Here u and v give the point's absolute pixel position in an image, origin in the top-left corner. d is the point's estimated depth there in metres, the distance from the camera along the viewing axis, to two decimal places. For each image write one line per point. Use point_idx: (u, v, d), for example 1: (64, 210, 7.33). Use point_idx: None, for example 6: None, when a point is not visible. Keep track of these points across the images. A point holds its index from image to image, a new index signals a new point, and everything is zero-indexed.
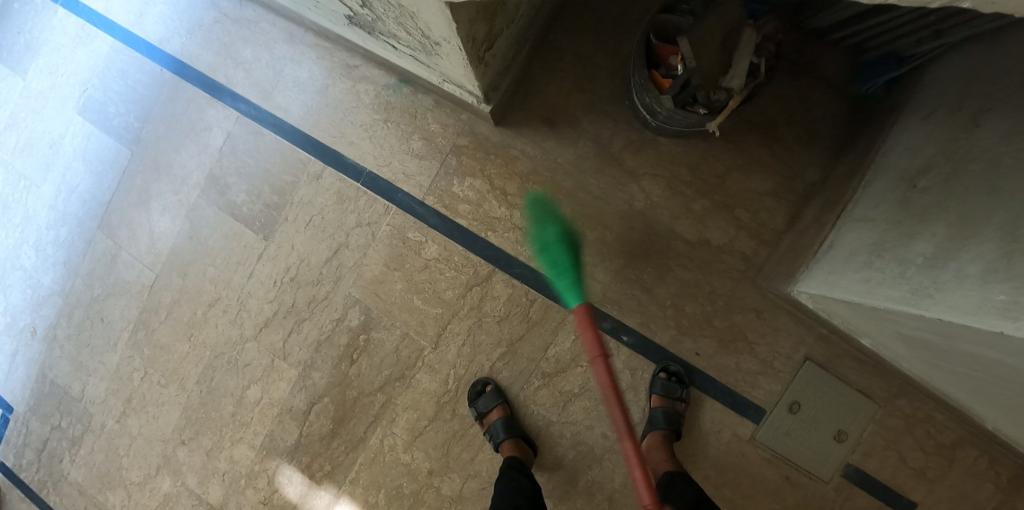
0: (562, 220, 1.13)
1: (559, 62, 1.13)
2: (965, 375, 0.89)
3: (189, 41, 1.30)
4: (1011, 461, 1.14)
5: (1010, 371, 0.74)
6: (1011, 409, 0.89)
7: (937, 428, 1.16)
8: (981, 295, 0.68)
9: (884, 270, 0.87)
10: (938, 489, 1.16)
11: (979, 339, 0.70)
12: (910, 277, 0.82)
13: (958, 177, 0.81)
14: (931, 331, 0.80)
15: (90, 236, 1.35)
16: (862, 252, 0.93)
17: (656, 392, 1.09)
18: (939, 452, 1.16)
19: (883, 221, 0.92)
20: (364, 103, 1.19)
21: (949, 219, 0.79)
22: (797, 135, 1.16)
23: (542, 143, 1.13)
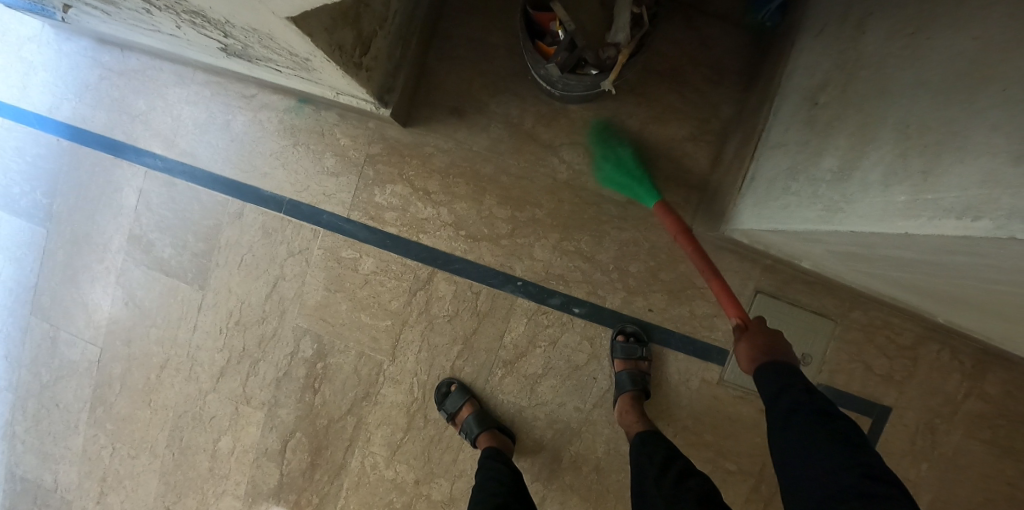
0: (491, 207, 1.12)
1: (454, 51, 1.11)
2: (899, 278, 0.90)
3: (80, 104, 1.25)
4: (970, 347, 1.19)
5: (928, 266, 0.76)
6: (947, 300, 0.92)
7: (895, 331, 1.20)
8: (886, 200, 0.68)
9: (800, 192, 0.87)
10: (909, 389, 1.20)
11: (889, 241, 0.71)
12: (823, 195, 0.81)
13: (850, 88, 0.82)
14: (852, 243, 0.80)
15: (24, 323, 1.29)
16: (779, 179, 0.93)
17: (618, 356, 1.10)
18: (902, 354, 1.20)
19: (794, 144, 0.93)
20: (269, 131, 1.17)
21: (848, 131, 0.80)
22: (704, 76, 1.16)
23: (455, 135, 1.12)
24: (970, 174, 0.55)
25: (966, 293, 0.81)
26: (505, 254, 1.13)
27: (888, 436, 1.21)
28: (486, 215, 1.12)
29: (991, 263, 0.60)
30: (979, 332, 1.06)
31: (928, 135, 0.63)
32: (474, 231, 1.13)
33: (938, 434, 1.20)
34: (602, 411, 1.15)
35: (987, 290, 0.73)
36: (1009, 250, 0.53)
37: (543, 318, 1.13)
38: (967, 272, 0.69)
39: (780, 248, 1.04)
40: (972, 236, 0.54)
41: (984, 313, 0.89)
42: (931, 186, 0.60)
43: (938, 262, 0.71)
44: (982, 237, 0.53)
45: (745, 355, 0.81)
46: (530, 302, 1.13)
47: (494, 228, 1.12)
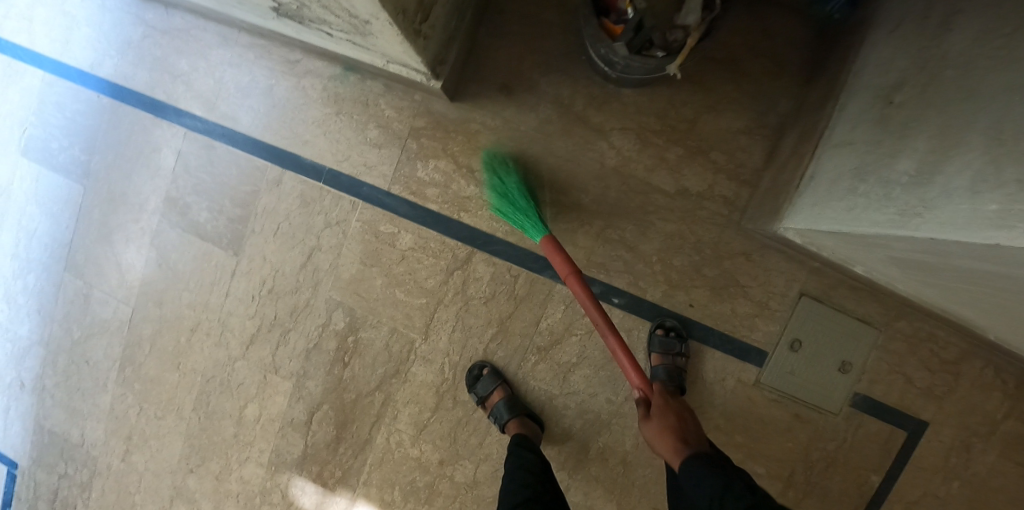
0: (535, 190, 1.09)
1: (507, 26, 1.08)
2: (966, 292, 0.85)
3: (121, 61, 1.23)
4: (1016, 368, 1.14)
5: (1008, 282, 0.71)
6: (1015, 318, 0.86)
7: (939, 345, 1.16)
8: (970, 207, 0.63)
9: (870, 194, 0.82)
10: (947, 404, 1.16)
11: (971, 252, 0.65)
12: (897, 198, 0.76)
13: (933, 87, 0.77)
14: (923, 251, 0.76)
15: (59, 278, 1.30)
16: (845, 179, 0.89)
17: (655, 350, 1.08)
18: (944, 368, 1.16)
19: (863, 144, 0.88)
20: (312, 98, 1.14)
21: (928, 133, 0.75)
22: (764, 67, 1.10)
23: (503, 113, 1.08)
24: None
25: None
26: (547, 238, 1.10)
27: (923, 451, 1.17)
28: (530, 198, 1.09)
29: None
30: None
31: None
32: None
33: (973, 452, 1.16)
34: (633, 404, 1.12)
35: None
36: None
37: (581, 307, 1.11)
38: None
39: (836, 251, 0.99)
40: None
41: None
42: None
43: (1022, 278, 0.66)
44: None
45: (656, 438, 0.87)
46: (569, 290, 1.10)
47: (537, 211, 1.09)
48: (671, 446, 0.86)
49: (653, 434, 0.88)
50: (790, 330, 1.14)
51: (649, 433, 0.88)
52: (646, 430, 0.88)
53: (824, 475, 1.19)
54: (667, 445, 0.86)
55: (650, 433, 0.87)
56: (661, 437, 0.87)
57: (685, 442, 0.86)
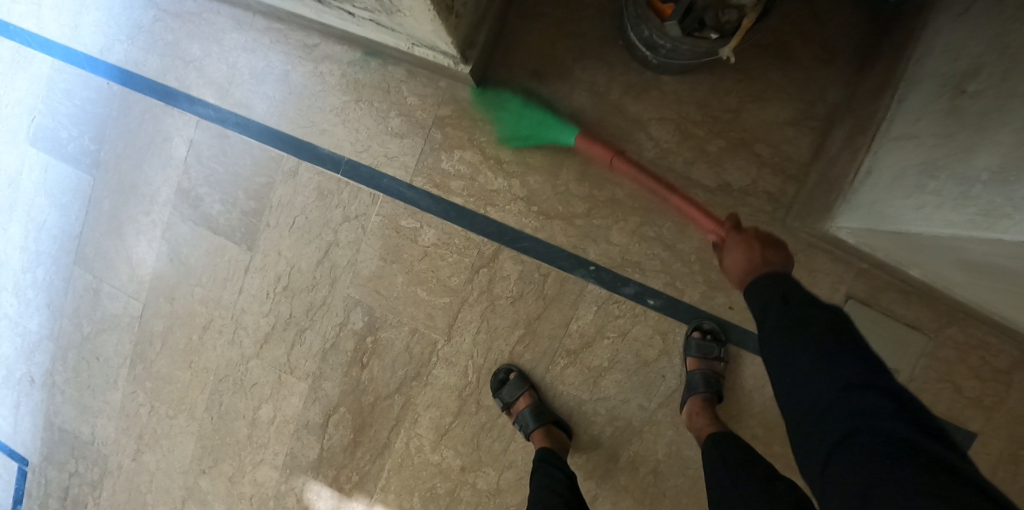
0: (567, 183, 1.02)
1: (539, 8, 1.01)
2: None
3: (132, 46, 1.18)
4: None
5: None
6: None
7: (992, 353, 1.08)
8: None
9: (942, 192, 0.72)
10: (997, 415, 1.08)
11: None
12: (977, 196, 0.66)
13: (1015, 72, 0.67)
14: (1002, 256, 0.66)
15: (68, 272, 1.25)
16: (912, 175, 0.79)
17: (692, 354, 1.00)
18: (996, 377, 1.08)
19: (931, 136, 0.77)
20: (331, 85, 1.08)
21: (1012, 123, 0.64)
22: (813, 53, 1.02)
23: (533, 101, 1.02)
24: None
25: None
26: (579, 235, 1.03)
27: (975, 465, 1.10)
28: (562, 191, 1.03)
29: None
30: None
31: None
32: (547, 207, 1.03)
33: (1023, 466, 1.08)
34: (667, 412, 1.06)
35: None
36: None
37: (614, 308, 1.04)
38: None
39: (898, 251, 0.90)
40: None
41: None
42: None
43: None
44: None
45: (738, 264, 0.75)
46: (601, 290, 1.04)
47: (569, 206, 1.03)
48: (750, 264, 0.73)
49: (733, 258, 0.76)
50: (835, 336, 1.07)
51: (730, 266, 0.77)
52: (728, 265, 0.78)
53: None
54: (742, 264, 0.74)
55: (729, 260, 0.77)
56: (743, 260, 0.74)
57: (763, 258, 0.73)
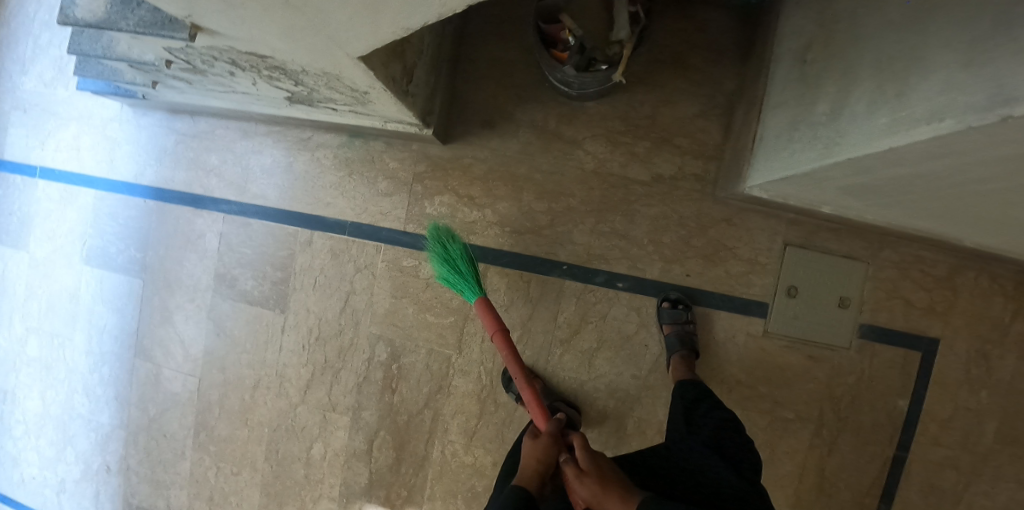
0: (529, 203, 1.24)
1: (478, 71, 1.26)
2: (911, 203, 0.93)
3: (161, 167, 1.43)
4: (1009, 271, 1.30)
5: (933, 182, 0.80)
6: (968, 216, 0.94)
7: (929, 265, 1.30)
8: (872, 125, 0.74)
9: (803, 138, 0.92)
10: (953, 317, 1.32)
11: (886, 162, 0.76)
12: (820, 135, 0.87)
13: (832, 39, 0.89)
14: (853, 173, 0.85)
15: (130, 365, 1.45)
16: (784, 131, 1.00)
17: (665, 320, 1.19)
18: (941, 284, 1.30)
19: (791, 100, 0.99)
20: (327, 166, 1.33)
21: (832, 77, 0.86)
22: (703, 57, 1.23)
23: (489, 144, 1.25)
24: (949, 78, 0.61)
25: (980, 202, 0.84)
26: (549, 243, 1.24)
27: (924, 358, 1.32)
28: (527, 210, 1.24)
29: (981, 158, 0.65)
30: (1015, 242, 1.09)
31: (902, 57, 0.70)
32: (518, 226, 1.25)
33: (992, 358, 1.32)
34: (658, 376, 1.23)
35: (997, 193, 0.77)
36: (987, 140, 0.59)
37: (591, 296, 1.24)
38: (968, 177, 0.73)
39: (800, 197, 1.10)
40: (951, 134, 0.61)
41: (1006, 222, 0.92)
42: (907, 103, 0.68)
43: (936, 173, 0.75)
44: (961, 135, 0.60)
45: (592, 498, 0.80)
46: (577, 283, 1.24)
47: (535, 221, 1.24)
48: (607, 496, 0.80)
49: (584, 491, 0.80)
50: (785, 280, 1.25)
51: (588, 496, 0.80)
52: (581, 492, 0.81)
53: (852, 408, 1.31)
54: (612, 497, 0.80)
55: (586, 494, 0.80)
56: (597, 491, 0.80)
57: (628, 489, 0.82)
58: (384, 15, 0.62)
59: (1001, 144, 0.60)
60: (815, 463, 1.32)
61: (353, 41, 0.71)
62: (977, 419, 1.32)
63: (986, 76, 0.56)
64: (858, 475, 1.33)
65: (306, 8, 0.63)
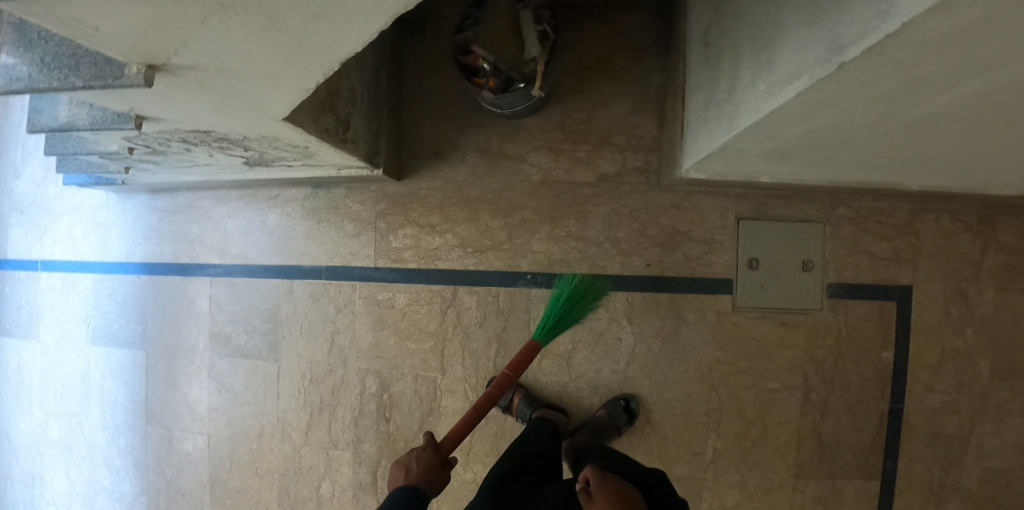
0: (486, 221, 1.31)
1: (419, 107, 1.34)
2: (830, 158, 0.97)
3: (149, 243, 1.54)
4: (967, 208, 1.32)
5: (832, 135, 0.84)
6: (890, 160, 0.98)
7: (886, 215, 1.32)
8: (757, 93, 0.79)
9: (714, 116, 0.97)
10: (922, 262, 1.33)
11: (778, 124, 0.80)
12: (724, 111, 0.92)
13: (722, 22, 0.95)
14: (761, 140, 0.89)
15: (143, 433, 1.53)
16: (701, 113, 1.05)
17: (604, 410, 1.25)
18: (903, 232, 1.32)
19: (702, 82, 1.05)
20: (296, 217, 1.41)
21: (725, 56, 0.92)
22: (627, 56, 1.29)
23: (440, 173, 1.33)
24: (799, 39, 0.66)
25: (892, 144, 0.87)
26: (510, 255, 1.30)
27: (900, 307, 1.33)
28: (485, 229, 1.31)
29: (854, 105, 0.70)
30: (954, 176, 1.11)
31: (766, 27, 0.76)
32: (479, 244, 1.31)
33: (970, 296, 1.33)
34: (636, 366, 1.29)
35: (896, 132, 0.80)
36: (842, 88, 0.64)
37: None
38: (860, 123, 0.77)
39: (735, 171, 1.14)
40: (808, 90, 0.66)
41: (926, 158, 0.96)
42: (776, 67, 0.73)
43: (826, 126, 0.80)
44: (816, 88, 0.65)
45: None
46: (543, 290, 1.29)
47: (494, 237, 1.30)
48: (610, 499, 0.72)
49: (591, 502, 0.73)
50: (743, 253, 1.28)
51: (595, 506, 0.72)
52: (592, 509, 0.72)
53: (838, 369, 1.32)
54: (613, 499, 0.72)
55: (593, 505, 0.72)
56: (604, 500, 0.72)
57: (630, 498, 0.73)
58: (285, 81, 0.70)
59: (857, 89, 0.64)
60: (811, 430, 1.32)
61: (270, 105, 0.79)
62: (965, 358, 1.33)
63: (821, 33, 0.61)
64: (857, 434, 1.32)
65: (218, 85, 0.72)
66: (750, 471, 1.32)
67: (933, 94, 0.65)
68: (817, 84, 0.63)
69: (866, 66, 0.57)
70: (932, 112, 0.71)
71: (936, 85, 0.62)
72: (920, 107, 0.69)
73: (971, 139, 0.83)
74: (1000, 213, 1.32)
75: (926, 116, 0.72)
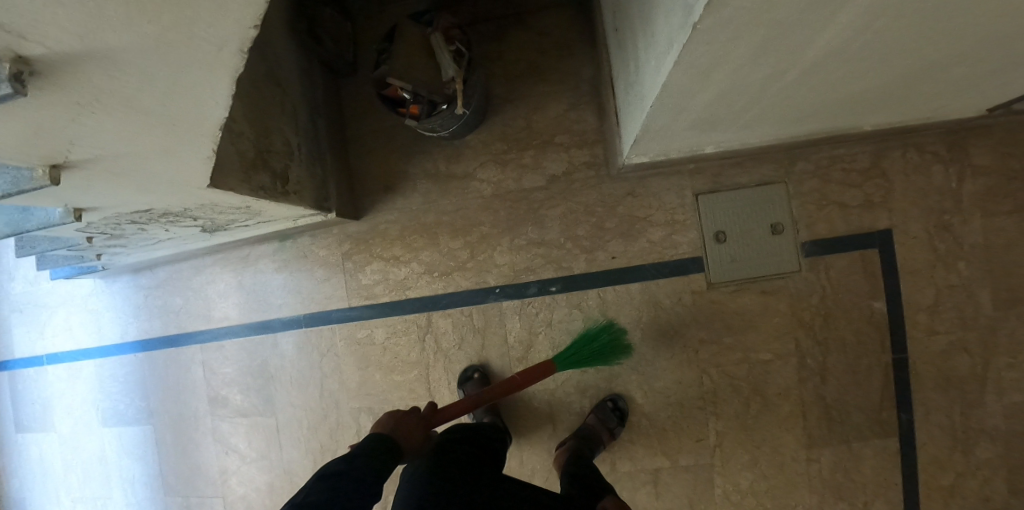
0: (447, 243, 1.32)
1: (365, 145, 1.37)
2: (761, 116, 0.96)
3: (140, 321, 1.59)
4: (933, 138, 1.27)
5: (746, 94, 0.82)
6: (822, 105, 0.95)
7: (849, 162, 1.28)
8: (654, 66, 0.79)
9: (634, 97, 0.97)
10: (896, 202, 1.28)
11: (683, 93, 0.79)
12: (639, 88, 0.92)
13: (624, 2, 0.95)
14: (677, 112, 0.88)
15: (163, 504, 1.57)
16: (627, 96, 1.05)
17: (594, 413, 1.23)
18: (870, 175, 1.28)
19: (622, 65, 1.05)
20: (269, 272, 1.44)
21: (632, 35, 0.92)
22: (555, 56, 1.30)
23: (394, 204, 1.34)
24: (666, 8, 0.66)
25: (813, 89, 0.85)
26: (476, 273, 1.30)
27: (883, 252, 1.28)
28: (447, 251, 1.32)
29: (740, 62, 0.68)
30: (903, 108, 1.07)
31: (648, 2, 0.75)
32: (444, 267, 1.32)
33: (955, 228, 1.28)
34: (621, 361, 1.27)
35: (807, 78, 0.78)
36: (713, 49, 0.63)
37: (531, 309, 1.28)
38: (762, 77, 0.75)
39: (678, 148, 1.13)
40: (683, 56, 0.65)
41: (856, 96, 0.93)
42: (661, 39, 0.72)
43: (733, 87, 0.78)
44: (690, 54, 0.64)
45: None
46: (514, 301, 1.29)
47: (458, 258, 1.31)
48: None
49: None
50: (708, 228, 1.26)
51: None
52: None
53: (829, 326, 1.26)
54: None
55: None
56: None
57: None
58: (186, 150, 0.72)
59: (730, 47, 0.63)
60: (814, 395, 1.27)
61: (183, 176, 0.81)
62: (962, 292, 1.27)
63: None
64: (862, 391, 1.27)
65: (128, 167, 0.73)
66: (758, 448, 1.26)
67: (811, 36, 0.63)
68: (684, 50, 0.63)
69: (719, 24, 0.56)
70: (828, 52, 0.69)
71: (808, 26, 0.60)
72: (810, 50, 0.67)
73: (889, 69, 0.80)
74: (969, 136, 1.26)
75: (823, 57, 0.70)
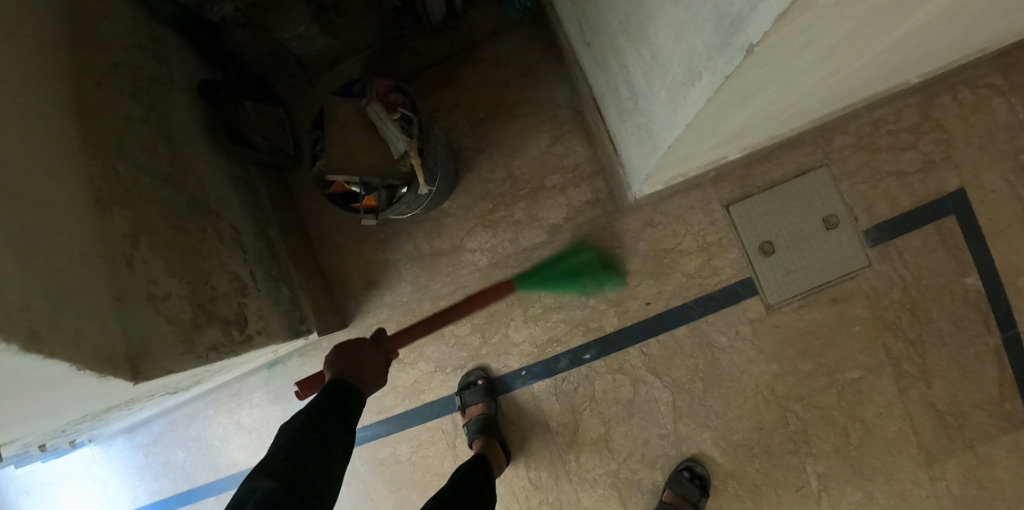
0: (453, 331, 1.13)
1: (334, 241, 1.18)
2: (798, 113, 0.76)
3: (147, 483, 1.39)
4: (986, 67, 1.05)
5: (787, 102, 0.63)
6: (871, 79, 0.75)
7: (895, 121, 1.06)
8: (662, 100, 0.60)
9: (635, 129, 0.78)
10: (964, 153, 1.06)
11: (711, 126, 0.60)
12: (641, 123, 0.73)
13: (592, 18, 0.77)
14: (700, 142, 0.68)
15: None
16: (620, 124, 0.85)
17: (671, 488, 1.03)
18: (925, 130, 1.06)
19: (607, 88, 0.86)
20: (267, 403, 1.28)
21: (614, 59, 0.73)
22: (521, 88, 1.10)
23: (383, 301, 1.15)
24: (676, 24, 0.46)
25: (872, 67, 0.64)
26: (495, 356, 1.12)
27: (960, 217, 1.05)
28: (456, 339, 1.13)
29: (793, 73, 0.49)
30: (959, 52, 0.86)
31: (639, 19, 0.56)
32: (457, 359, 1.13)
33: None
34: (687, 419, 1.07)
35: (868, 64, 0.59)
36: (763, 71, 0.43)
37: (567, 385, 1.09)
38: (819, 77, 0.55)
39: (697, 166, 0.93)
40: (720, 89, 0.45)
41: (916, 59, 0.73)
42: (669, 67, 0.53)
43: (774, 101, 0.59)
44: (731, 85, 0.44)
45: None
46: (546, 381, 1.10)
47: (469, 345, 1.12)
48: None
49: None
50: (749, 242, 1.05)
51: None
52: None
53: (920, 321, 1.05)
54: None
55: None
56: None
57: None
58: None
59: (787, 62, 0.43)
60: (919, 403, 1.05)
61: (104, 382, 0.62)
62: None
63: (698, 15, 0.41)
64: (976, 385, 1.04)
65: None
66: (870, 482, 1.05)
67: (898, 20, 0.43)
68: (723, 84, 0.43)
69: (785, 39, 0.36)
70: (909, 30, 0.49)
71: (899, 10, 0.40)
72: (889, 35, 0.48)
73: (969, 23, 0.60)
74: None
75: (902, 36, 0.50)
